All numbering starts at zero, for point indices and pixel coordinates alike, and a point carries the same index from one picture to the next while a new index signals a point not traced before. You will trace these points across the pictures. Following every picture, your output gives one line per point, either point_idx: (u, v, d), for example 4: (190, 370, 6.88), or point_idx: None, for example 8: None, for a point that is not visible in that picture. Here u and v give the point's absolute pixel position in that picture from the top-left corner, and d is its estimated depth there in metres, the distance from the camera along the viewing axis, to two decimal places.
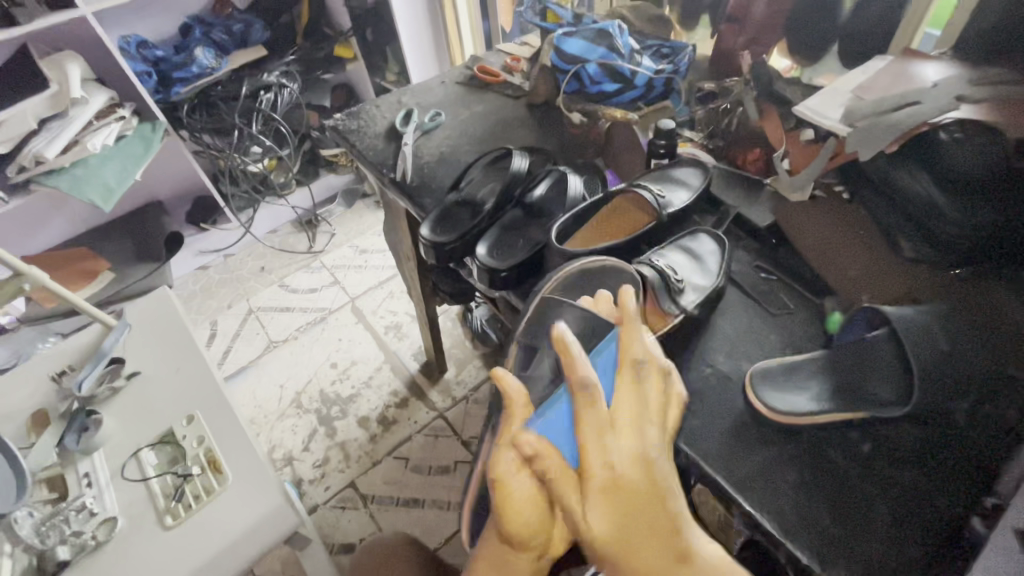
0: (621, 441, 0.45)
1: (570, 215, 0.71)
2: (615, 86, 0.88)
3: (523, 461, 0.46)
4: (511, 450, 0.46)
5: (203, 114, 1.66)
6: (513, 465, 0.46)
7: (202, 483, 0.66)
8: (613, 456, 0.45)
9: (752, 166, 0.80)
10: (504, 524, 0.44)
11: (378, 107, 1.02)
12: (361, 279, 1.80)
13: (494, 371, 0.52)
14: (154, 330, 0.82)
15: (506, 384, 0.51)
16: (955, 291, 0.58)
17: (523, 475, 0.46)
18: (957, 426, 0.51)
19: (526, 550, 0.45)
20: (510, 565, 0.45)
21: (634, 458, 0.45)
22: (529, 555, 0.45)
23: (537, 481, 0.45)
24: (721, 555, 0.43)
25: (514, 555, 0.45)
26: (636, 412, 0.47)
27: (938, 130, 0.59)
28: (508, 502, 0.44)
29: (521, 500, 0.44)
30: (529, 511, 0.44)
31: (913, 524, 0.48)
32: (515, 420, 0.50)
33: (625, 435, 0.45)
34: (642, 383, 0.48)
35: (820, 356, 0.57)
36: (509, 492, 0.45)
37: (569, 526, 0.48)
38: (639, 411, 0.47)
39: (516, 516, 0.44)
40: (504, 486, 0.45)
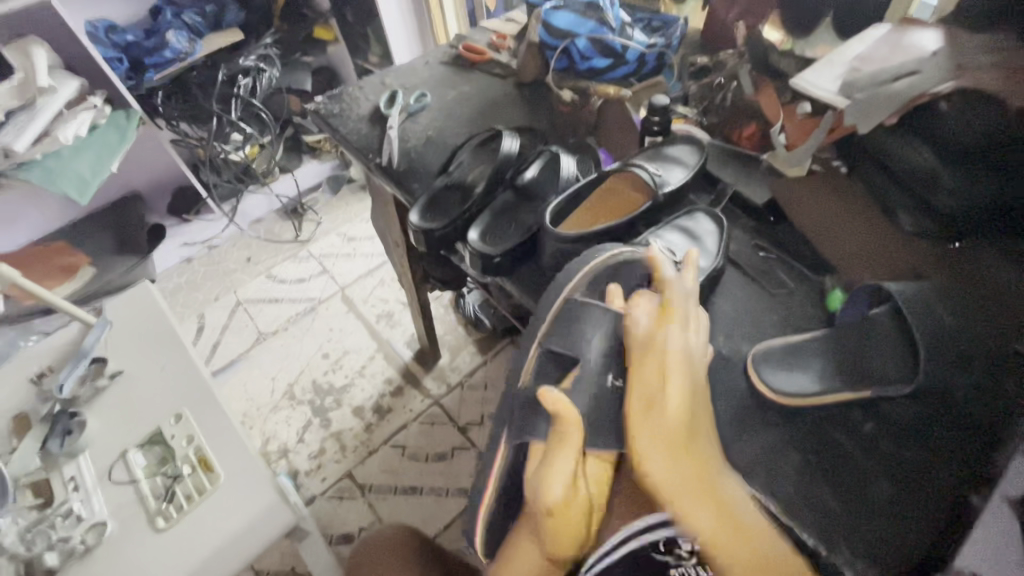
0: (672, 392, 0.49)
1: (564, 195, 0.69)
2: (607, 62, 0.85)
3: (573, 489, 0.52)
4: (563, 474, 0.52)
5: (178, 102, 1.60)
6: (564, 482, 0.52)
7: (193, 482, 0.64)
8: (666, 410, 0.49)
9: (748, 143, 0.78)
10: (552, 544, 0.52)
11: (361, 88, 0.98)
12: (350, 267, 1.77)
13: (543, 391, 0.55)
14: (136, 326, 0.79)
15: (554, 401, 0.55)
16: (953, 266, 0.59)
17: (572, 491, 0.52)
18: (957, 400, 0.49)
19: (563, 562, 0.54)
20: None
21: (684, 405, 0.49)
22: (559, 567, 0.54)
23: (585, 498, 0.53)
24: (785, 557, 0.43)
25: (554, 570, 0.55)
26: (688, 356, 0.52)
27: (939, 100, 0.57)
28: (560, 525, 0.51)
29: (571, 523, 0.52)
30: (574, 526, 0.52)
31: (916, 502, 0.47)
32: (569, 435, 0.54)
33: (677, 397, 0.49)
34: (689, 332, 0.54)
35: (824, 334, 0.56)
36: (562, 513, 0.51)
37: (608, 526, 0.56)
38: (687, 365, 0.51)
39: (562, 532, 0.52)
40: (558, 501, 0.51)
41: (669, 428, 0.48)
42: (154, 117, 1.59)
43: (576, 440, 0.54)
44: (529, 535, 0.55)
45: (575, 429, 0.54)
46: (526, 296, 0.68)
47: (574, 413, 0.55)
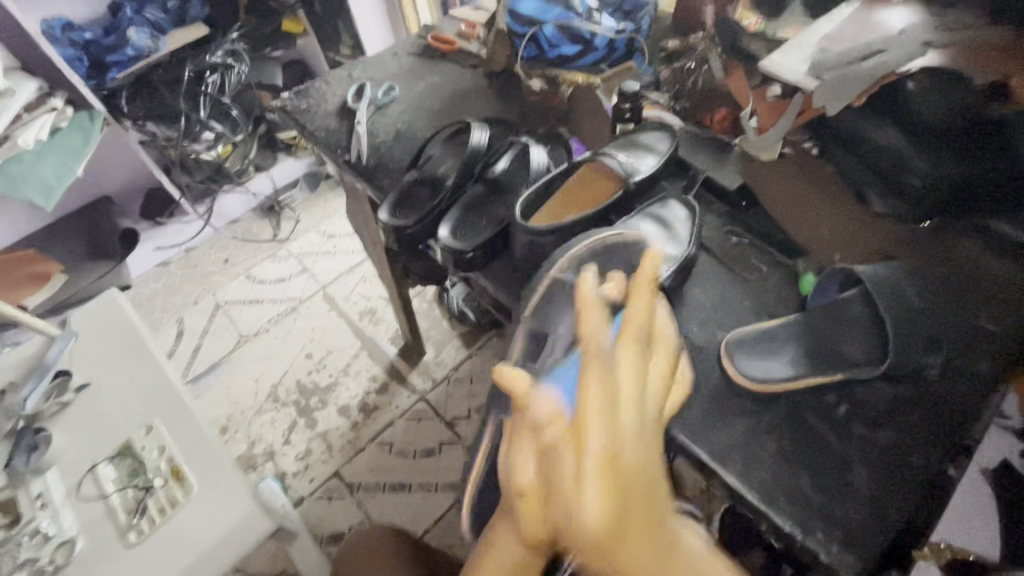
0: (590, 494, 0.33)
1: (535, 187, 0.67)
2: (575, 49, 0.83)
3: None
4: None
5: (143, 100, 1.56)
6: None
7: (166, 494, 0.63)
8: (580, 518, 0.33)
9: (719, 127, 0.78)
10: (532, 548, 0.49)
11: (328, 82, 0.95)
12: (331, 264, 1.74)
13: None
14: (102, 337, 0.77)
15: None
16: (928, 242, 0.58)
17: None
18: (935, 384, 0.51)
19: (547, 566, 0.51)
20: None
21: (609, 509, 0.33)
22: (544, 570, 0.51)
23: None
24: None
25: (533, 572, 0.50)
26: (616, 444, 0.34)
27: (906, 80, 0.58)
28: None
29: None
30: None
31: (889, 483, 0.48)
32: None
33: (598, 494, 0.33)
34: (650, 380, 0.39)
35: (796, 319, 0.56)
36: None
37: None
38: (611, 456, 0.33)
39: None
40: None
41: (627, 483, 0.34)
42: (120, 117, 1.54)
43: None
44: (505, 533, 0.50)
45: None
46: (500, 291, 0.67)
47: None
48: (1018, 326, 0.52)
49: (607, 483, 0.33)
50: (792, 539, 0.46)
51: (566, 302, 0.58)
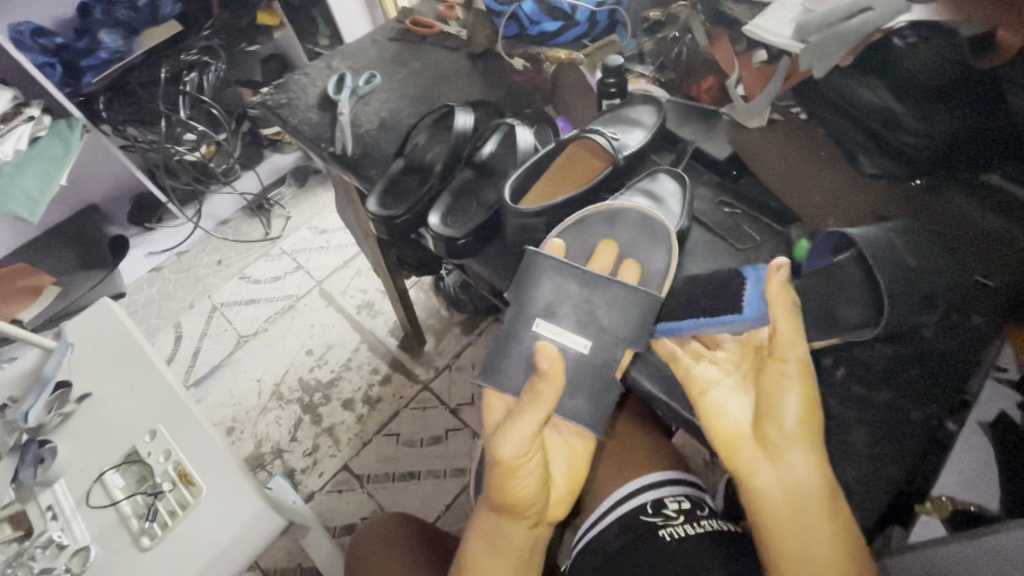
0: (790, 403, 0.46)
1: (523, 168, 0.66)
2: (557, 24, 0.82)
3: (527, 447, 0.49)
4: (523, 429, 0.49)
5: (122, 104, 1.52)
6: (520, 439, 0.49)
7: (176, 497, 0.63)
8: (778, 411, 0.47)
9: (708, 97, 0.75)
10: (502, 494, 0.50)
11: (307, 75, 0.93)
12: (325, 260, 1.73)
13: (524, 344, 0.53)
14: (98, 346, 0.76)
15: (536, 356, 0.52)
16: (917, 200, 0.59)
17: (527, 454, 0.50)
18: (929, 340, 0.51)
19: (524, 519, 0.51)
20: (502, 532, 0.51)
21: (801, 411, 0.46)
22: (524, 524, 0.51)
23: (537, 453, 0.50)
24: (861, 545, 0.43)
25: (509, 533, 0.51)
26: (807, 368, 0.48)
27: (893, 36, 0.58)
28: (512, 475, 0.49)
29: (518, 479, 0.49)
30: (530, 480, 0.50)
31: (891, 444, 0.48)
32: (536, 393, 0.51)
33: (794, 403, 0.46)
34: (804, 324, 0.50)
35: (789, 287, 0.55)
36: (514, 470, 0.49)
37: (563, 495, 0.55)
38: (808, 380, 0.47)
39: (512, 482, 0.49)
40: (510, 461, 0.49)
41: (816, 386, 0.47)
42: (99, 123, 1.51)
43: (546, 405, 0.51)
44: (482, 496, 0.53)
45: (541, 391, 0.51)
46: (494, 276, 0.66)
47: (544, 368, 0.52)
48: (1003, 281, 0.54)
49: (804, 393, 0.47)
50: None
51: (548, 266, 0.60)
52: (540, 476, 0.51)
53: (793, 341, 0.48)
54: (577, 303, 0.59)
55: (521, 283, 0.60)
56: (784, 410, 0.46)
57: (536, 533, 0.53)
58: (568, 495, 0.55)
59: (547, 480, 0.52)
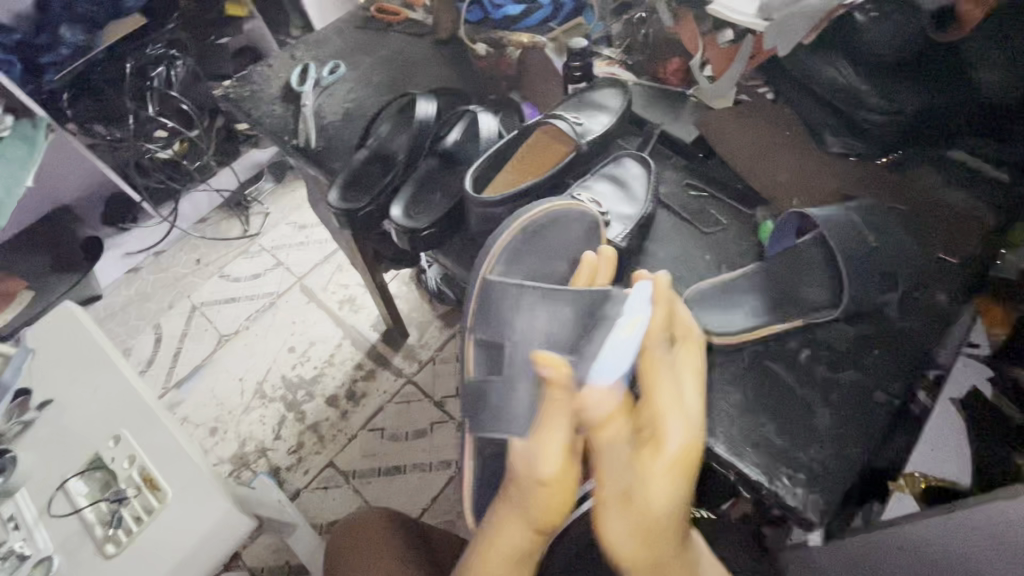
0: (660, 489, 0.41)
1: (486, 155, 0.65)
2: (520, 8, 0.81)
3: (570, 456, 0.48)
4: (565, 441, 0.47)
5: (87, 102, 1.45)
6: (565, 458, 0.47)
7: (140, 503, 0.62)
8: (646, 501, 0.41)
9: (675, 78, 0.73)
10: (549, 516, 0.47)
11: (271, 66, 0.91)
12: (304, 255, 1.71)
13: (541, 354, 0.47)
14: (56, 350, 0.74)
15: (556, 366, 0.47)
16: (882, 179, 0.60)
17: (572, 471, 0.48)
18: (893, 319, 0.51)
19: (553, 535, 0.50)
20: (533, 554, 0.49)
21: (669, 496, 0.41)
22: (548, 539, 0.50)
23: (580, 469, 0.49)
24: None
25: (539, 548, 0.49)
26: (686, 448, 0.42)
27: (854, 11, 0.56)
28: (561, 490, 0.47)
29: (565, 495, 0.47)
30: (571, 497, 0.48)
31: (854, 423, 0.48)
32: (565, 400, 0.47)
33: (665, 489, 0.41)
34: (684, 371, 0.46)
35: (754, 270, 0.55)
36: (564, 483, 0.47)
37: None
38: (682, 461, 0.42)
39: (558, 503, 0.47)
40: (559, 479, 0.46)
41: (688, 461, 0.42)
42: (64, 121, 1.46)
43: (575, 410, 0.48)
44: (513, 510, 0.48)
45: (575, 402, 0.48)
46: (460, 267, 0.65)
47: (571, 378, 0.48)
48: (969, 258, 0.54)
49: (675, 474, 0.42)
50: (760, 487, 0.46)
51: (509, 287, 0.59)
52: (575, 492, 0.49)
53: (670, 416, 0.42)
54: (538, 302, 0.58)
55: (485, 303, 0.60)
56: (655, 496, 0.41)
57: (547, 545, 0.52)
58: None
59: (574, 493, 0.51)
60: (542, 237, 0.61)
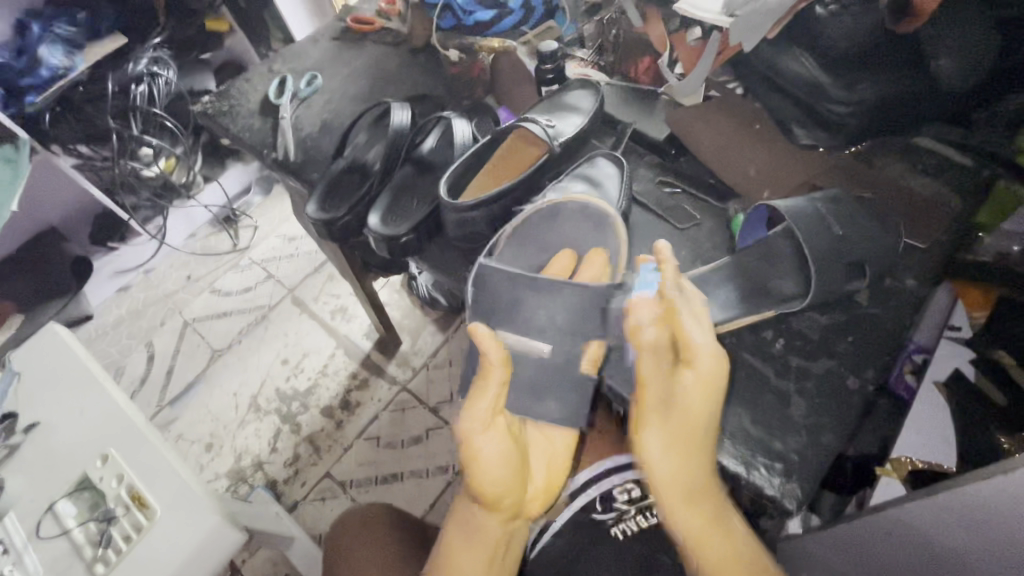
0: (693, 400, 0.46)
1: (459, 162, 0.65)
2: (491, 13, 0.80)
3: (490, 425, 0.50)
4: (481, 413, 0.50)
5: (72, 122, 1.45)
6: (480, 429, 0.50)
7: (130, 521, 0.63)
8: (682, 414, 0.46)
9: (645, 77, 0.75)
10: (474, 490, 0.49)
11: (249, 80, 0.91)
12: (295, 267, 1.71)
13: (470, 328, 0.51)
14: (42, 371, 0.74)
15: (482, 340, 0.51)
16: (849, 169, 0.60)
17: (494, 445, 0.50)
18: (864, 305, 0.52)
19: (499, 513, 0.50)
20: (480, 526, 0.50)
21: (698, 412, 0.46)
22: (499, 518, 0.50)
23: (505, 444, 0.50)
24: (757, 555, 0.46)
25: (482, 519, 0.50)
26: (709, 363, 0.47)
27: (815, 6, 0.57)
28: (479, 462, 0.49)
29: (487, 468, 0.49)
30: (500, 468, 0.49)
31: (828, 410, 0.48)
32: (491, 375, 0.51)
33: (696, 403, 0.46)
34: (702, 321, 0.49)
35: (726, 262, 0.55)
36: (479, 456, 0.49)
37: (539, 487, 0.54)
38: (705, 380, 0.46)
39: (476, 475, 0.49)
40: (472, 450, 0.49)
41: (713, 381, 0.46)
42: (47, 143, 1.44)
43: (498, 376, 0.51)
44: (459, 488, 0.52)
45: (498, 366, 0.51)
46: (437, 272, 0.66)
47: (501, 352, 0.52)
48: (935, 243, 0.55)
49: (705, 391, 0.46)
50: (738, 477, 0.47)
51: (510, 281, 0.58)
52: (511, 469, 0.50)
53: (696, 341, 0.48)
54: (530, 299, 0.58)
55: (485, 295, 0.59)
56: (687, 408, 0.46)
57: (515, 527, 0.52)
58: (544, 488, 0.54)
59: (521, 474, 0.51)
60: (527, 231, 0.63)
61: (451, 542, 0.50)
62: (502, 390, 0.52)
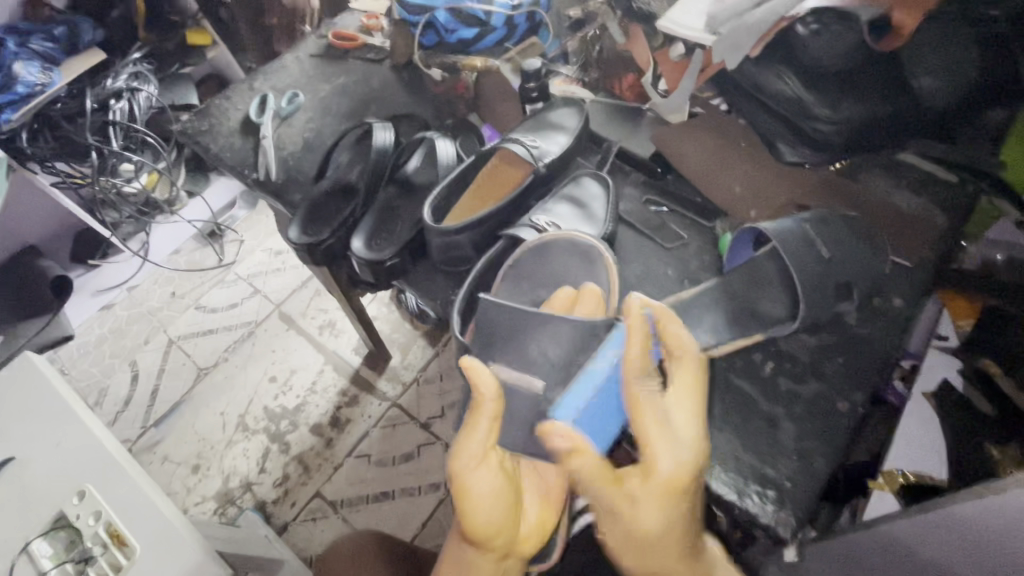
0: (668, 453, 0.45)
1: (443, 185, 0.64)
2: (473, 31, 0.80)
3: (481, 460, 0.48)
4: (472, 449, 0.48)
5: (47, 139, 1.42)
6: (473, 464, 0.48)
7: (108, 560, 0.61)
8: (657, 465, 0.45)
9: (629, 93, 0.74)
10: (466, 526, 0.47)
11: (229, 98, 0.89)
12: (282, 282, 1.68)
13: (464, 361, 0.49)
14: (15, 403, 0.71)
15: (476, 375, 0.48)
16: (835, 187, 0.60)
17: (487, 482, 0.48)
18: (853, 325, 0.52)
19: (490, 551, 0.49)
20: (473, 560, 0.49)
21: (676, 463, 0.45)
22: (492, 554, 0.49)
23: (498, 480, 0.48)
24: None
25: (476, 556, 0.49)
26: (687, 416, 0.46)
27: (796, 25, 0.57)
28: (470, 499, 0.47)
29: (478, 505, 0.47)
30: (491, 506, 0.47)
31: (820, 434, 0.48)
32: (483, 410, 0.48)
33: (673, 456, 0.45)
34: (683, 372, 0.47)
35: (714, 284, 0.54)
36: (469, 491, 0.47)
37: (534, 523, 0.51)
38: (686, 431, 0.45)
39: (469, 514, 0.47)
40: (462, 487, 0.47)
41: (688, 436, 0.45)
42: (25, 161, 1.41)
43: (489, 413, 0.48)
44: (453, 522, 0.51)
45: (489, 404, 0.48)
46: (423, 295, 0.65)
47: (494, 387, 0.49)
48: (922, 262, 0.55)
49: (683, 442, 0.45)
50: (731, 506, 0.46)
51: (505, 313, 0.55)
52: (504, 507, 0.48)
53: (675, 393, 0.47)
54: (527, 332, 0.54)
55: (480, 325, 0.56)
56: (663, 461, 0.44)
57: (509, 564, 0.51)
58: (539, 524, 0.51)
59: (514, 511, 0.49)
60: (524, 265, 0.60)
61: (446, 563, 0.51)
62: (495, 423, 0.49)
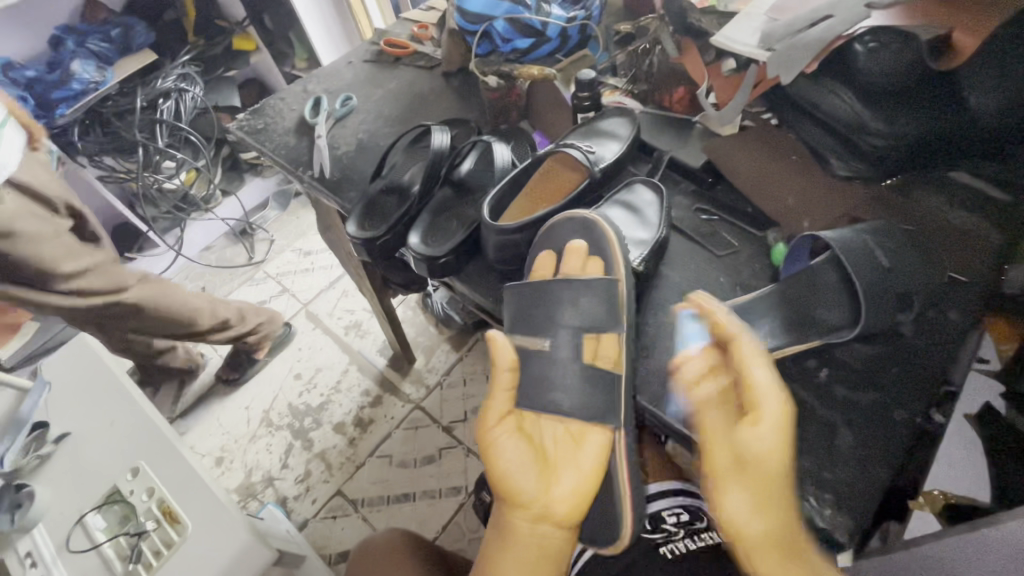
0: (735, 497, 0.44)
1: (500, 186, 0.67)
2: (528, 42, 0.80)
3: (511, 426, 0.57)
4: (498, 412, 0.57)
5: (98, 134, 1.46)
6: (500, 426, 0.56)
7: (162, 537, 0.63)
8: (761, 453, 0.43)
9: (679, 106, 0.76)
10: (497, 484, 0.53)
11: (284, 99, 0.93)
12: (310, 282, 1.70)
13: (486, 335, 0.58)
14: (77, 381, 0.74)
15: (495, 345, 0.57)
16: (889, 203, 0.61)
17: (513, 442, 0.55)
18: (908, 337, 0.53)
19: (524, 510, 0.52)
20: (514, 529, 0.51)
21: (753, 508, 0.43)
22: (525, 515, 0.52)
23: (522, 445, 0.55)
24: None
25: (516, 518, 0.52)
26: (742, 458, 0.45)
27: (854, 43, 0.59)
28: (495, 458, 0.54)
29: (502, 460, 0.54)
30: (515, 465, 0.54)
31: (876, 442, 0.48)
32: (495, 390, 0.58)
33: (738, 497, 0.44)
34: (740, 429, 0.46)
35: (771, 291, 0.57)
36: (496, 447, 0.55)
37: (563, 499, 0.53)
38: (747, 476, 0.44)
39: (499, 474, 0.54)
40: (494, 442, 0.55)
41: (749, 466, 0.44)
42: (75, 155, 1.45)
43: (500, 386, 0.58)
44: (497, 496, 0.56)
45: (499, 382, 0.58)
46: (476, 293, 0.67)
47: (507, 365, 0.58)
48: (979, 276, 0.56)
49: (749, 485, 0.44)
50: None
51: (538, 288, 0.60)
52: (531, 462, 0.55)
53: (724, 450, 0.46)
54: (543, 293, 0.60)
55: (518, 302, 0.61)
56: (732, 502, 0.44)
57: (549, 533, 0.51)
58: (571, 502, 0.52)
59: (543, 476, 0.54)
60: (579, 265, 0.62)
61: (490, 539, 0.53)
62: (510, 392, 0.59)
